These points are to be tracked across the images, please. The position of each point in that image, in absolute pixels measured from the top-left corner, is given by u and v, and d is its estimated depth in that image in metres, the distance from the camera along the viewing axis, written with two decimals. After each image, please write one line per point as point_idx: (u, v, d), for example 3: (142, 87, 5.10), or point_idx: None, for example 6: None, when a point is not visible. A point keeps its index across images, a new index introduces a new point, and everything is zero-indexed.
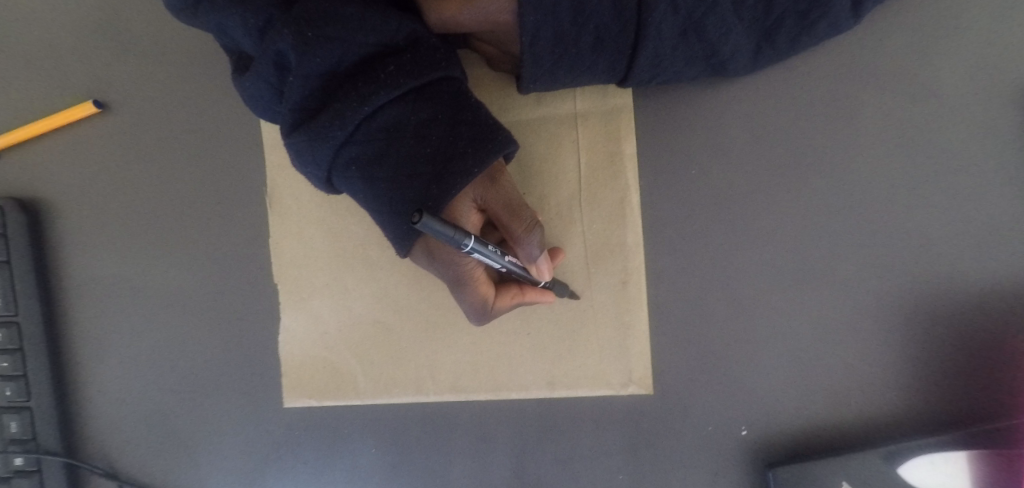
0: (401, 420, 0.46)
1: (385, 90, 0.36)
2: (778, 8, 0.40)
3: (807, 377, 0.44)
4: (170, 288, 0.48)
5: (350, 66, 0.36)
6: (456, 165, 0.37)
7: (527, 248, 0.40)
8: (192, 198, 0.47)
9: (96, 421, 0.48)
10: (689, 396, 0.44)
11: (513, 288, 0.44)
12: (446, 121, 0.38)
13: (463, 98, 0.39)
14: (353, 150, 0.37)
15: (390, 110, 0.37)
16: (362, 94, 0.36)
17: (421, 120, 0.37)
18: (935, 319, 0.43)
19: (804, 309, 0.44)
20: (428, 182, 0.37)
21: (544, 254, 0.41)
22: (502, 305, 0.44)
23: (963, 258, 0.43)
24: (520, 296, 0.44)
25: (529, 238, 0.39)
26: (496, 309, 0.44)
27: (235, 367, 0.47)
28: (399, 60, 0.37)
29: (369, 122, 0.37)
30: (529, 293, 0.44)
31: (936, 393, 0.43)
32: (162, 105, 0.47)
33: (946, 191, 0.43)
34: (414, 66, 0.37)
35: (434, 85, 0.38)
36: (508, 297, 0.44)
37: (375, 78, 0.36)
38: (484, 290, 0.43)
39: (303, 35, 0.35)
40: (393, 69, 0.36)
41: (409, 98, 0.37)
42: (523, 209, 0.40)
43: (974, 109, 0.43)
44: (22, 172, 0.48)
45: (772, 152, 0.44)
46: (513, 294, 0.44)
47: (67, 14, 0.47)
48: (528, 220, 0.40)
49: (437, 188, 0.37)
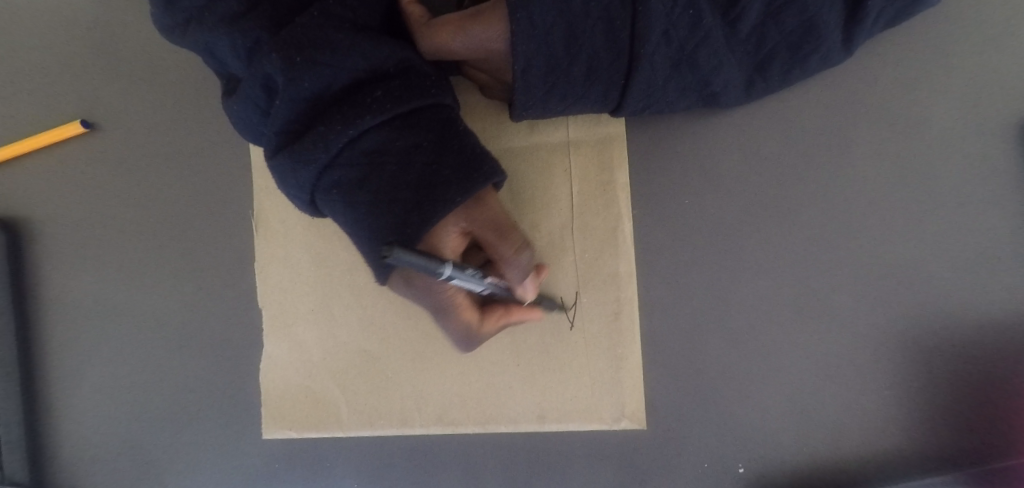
0: (386, 452, 0.45)
1: (370, 116, 0.35)
2: (770, 41, 0.40)
3: (803, 414, 0.43)
4: (150, 312, 0.46)
5: (337, 91, 0.36)
6: (440, 194, 0.36)
7: (514, 272, 0.39)
8: (177, 220, 0.46)
9: (68, 450, 0.46)
10: (683, 432, 0.43)
11: (499, 309, 0.42)
12: (431, 148, 0.36)
13: (452, 126, 0.38)
14: (334, 175, 0.36)
15: (375, 136, 0.36)
16: (346, 119, 0.35)
17: (406, 146, 0.36)
18: (933, 356, 0.42)
19: (799, 345, 0.43)
20: (410, 210, 0.36)
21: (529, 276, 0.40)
22: (488, 329, 0.42)
23: (961, 294, 0.42)
24: (506, 317, 0.42)
25: (516, 261, 0.38)
26: (484, 333, 0.42)
27: (215, 395, 0.46)
28: (387, 85, 0.36)
29: (352, 146, 0.36)
30: (517, 312, 0.42)
31: (936, 432, 0.42)
32: (148, 125, 0.46)
33: (944, 226, 0.43)
34: (402, 92, 0.36)
35: (423, 112, 0.37)
36: (493, 321, 0.42)
37: (361, 103, 0.35)
38: (469, 317, 0.41)
39: (292, 60, 0.34)
40: (380, 95, 0.36)
41: (396, 124, 0.36)
42: (511, 228, 0.39)
43: (969, 142, 0.43)
44: (1, 191, 0.47)
45: (767, 183, 0.44)
46: (499, 316, 0.42)
47: (55, 32, 0.47)
48: (517, 240, 0.39)
49: (419, 217, 0.36)
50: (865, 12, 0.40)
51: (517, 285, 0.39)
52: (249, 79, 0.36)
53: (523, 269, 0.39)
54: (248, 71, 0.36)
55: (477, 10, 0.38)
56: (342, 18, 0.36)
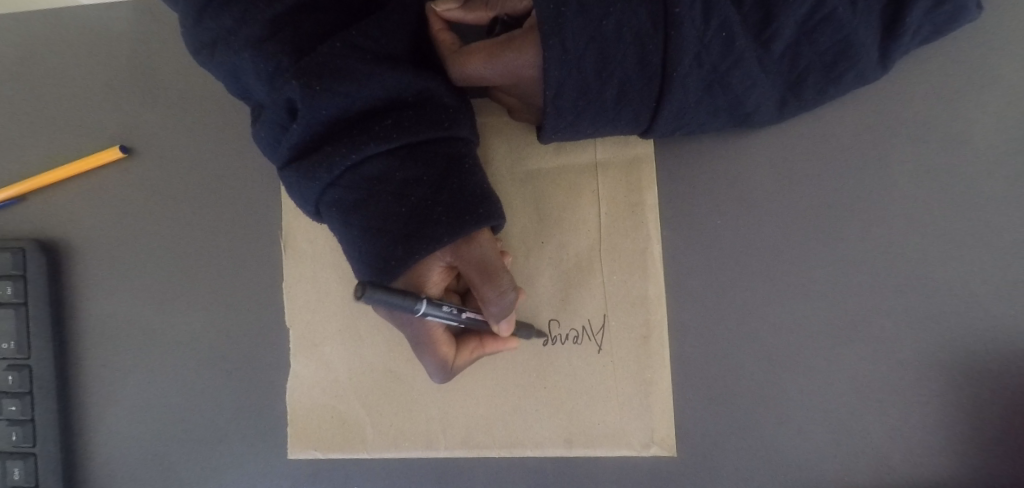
0: (410, 473, 0.45)
1: (377, 143, 0.36)
2: (804, 60, 0.39)
3: (840, 444, 0.41)
4: (181, 331, 0.47)
5: (352, 116, 0.37)
6: (430, 230, 0.37)
7: (493, 312, 0.39)
8: (209, 241, 0.47)
9: (99, 468, 0.47)
10: (714, 458, 0.42)
11: (472, 341, 0.43)
12: (432, 183, 0.37)
13: (457, 163, 0.38)
14: (334, 193, 0.38)
15: (378, 162, 0.37)
16: (353, 144, 0.36)
17: (408, 177, 0.37)
18: (978, 383, 0.40)
19: (835, 370, 0.42)
20: (399, 241, 0.37)
21: (508, 317, 0.39)
22: (462, 360, 0.43)
23: (1007, 317, 0.41)
24: (480, 349, 0.43)
25: (498, 299, 0.38)
26: (460, 365, 0.43)
27: (244, 415, 0.46)
28: (399, 115, 0.37)
29: (354, 169, 0.37)
30: (490, 344, 0.43)
31: (981, 463, 0.40)
32: (183, 149, 0.47)
33: (989, 246, 0.41)
34: (413, 123, 0.37)
35: (432, 144, 0.38)
36: (467, 352, 0.43)
37: (371, 132, 0.36)
38: (445, 350, 0.42)
39: (311, 86, 0.35)
40: (390, 124, 0.36)
41: (401, 153, 0.37)
42: (495, 269, 0.38)
43: (1012, 159, 0.42)
44: (42, 214, 0.48)
45: (800, 203, 0.43)
46: (472, 348, 0.43)
47: (96, 59, 0.48)
48: (501, 283, 0.38)
49: (406, 248, 0.37)
50: (901, 28, 0.39)
51: (496, 323, 0.39)
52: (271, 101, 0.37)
53: (502, 310, 0.39)
54: (271, 93, 0.37)
55: (509, 36, 0.38)
56: (364, 47, 0.36)
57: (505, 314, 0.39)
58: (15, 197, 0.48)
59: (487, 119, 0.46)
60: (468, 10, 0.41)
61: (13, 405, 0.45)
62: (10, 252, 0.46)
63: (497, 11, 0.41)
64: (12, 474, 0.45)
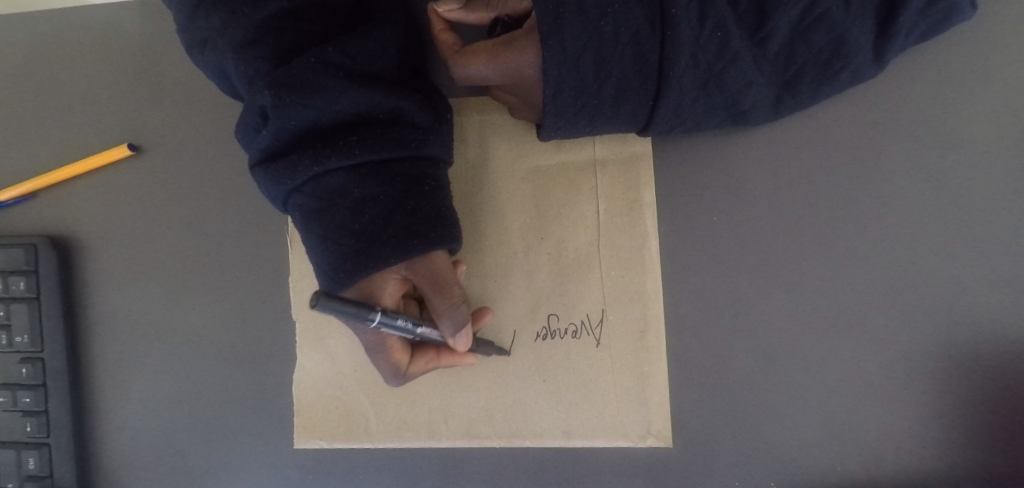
0: (413, 464, 0.46)
1: (337, 157, 0.37)
2: (799, 59, 0.40)
3: (833, 435, 0.42)
4: (189, 324, 0.48)
5: (320, 128, 0.38)
6: (382, 248, 0.38)
7: (446, 326, 0.40)
8: (215, 237, 0.48)
9: (110, 458, 0.48)
10: (710, 450, 0.43)
11: (429, 351, 0.44)
12: (389, 202, 0.38)
13: (417, 184, 0.39)
14: (297, 200, 0.39)
15: (340, 175, 0.37)
16: (316, 157, 0.37)
17: (366, 195, 0.38)
18: (968, 375, 0.41)
19: (828, 363, 0.43)
20: (352, 254, 0.38)
21: (464, 331, 0.41)
22: (416, 368, 0.44)
23: (994, 311, 0.42)
24: (436, 360, 0.44)
25: (451, 313, 0.40)
26: (413, 372, 0.44)
27: (250, 406, 0.47)
28: (365, 132, 0.38)
29: (317, 179, 0.38)
30: (446, 358, 0.44)
31: (971, 453, 0.41)
32: (189, 147, 0.48)
33: (982, 243, 0.42)
34: (377, 141, 0.38)
35: (395, 162, 0.38)
36: (422, 362, 0.44)
37: (334, 145, 0.37)
38: (399, 357, 0.43)
39: (281, 97, 0.36)
40: (354, 140, 0.37)
41: (363, 169, 0.38)
42: (448, 284, 0.40)
43: (1002, 156, 0.42)
44: (52, 210, 0.49)
45: (795, 200, 0.43)
46: (427, 358, 0.44)
47: (103, 58, 0.49)
48: (454, 297, 0.40)
49: (356, 263, 0.38)
50: (895, 28, 0.39)
51: (450, 337, 0.41)
52: (247, 103, 0.38)
53: (454, 324, 0.40)
54: (247, 96, 0.38)
55: (509, 37, 0.39)
56: (339, 65, 0.37)
57: (461, 328, 0.41)
58: (26, 194, 0.49)
59: (487, 117, 0.47)
60: (468, 10, 0.42)
61: (27, 397, 0.47)
62: (22, 248, 0.47)
63: (497, 12, 0.42)
64: (27, 463, 0.46)
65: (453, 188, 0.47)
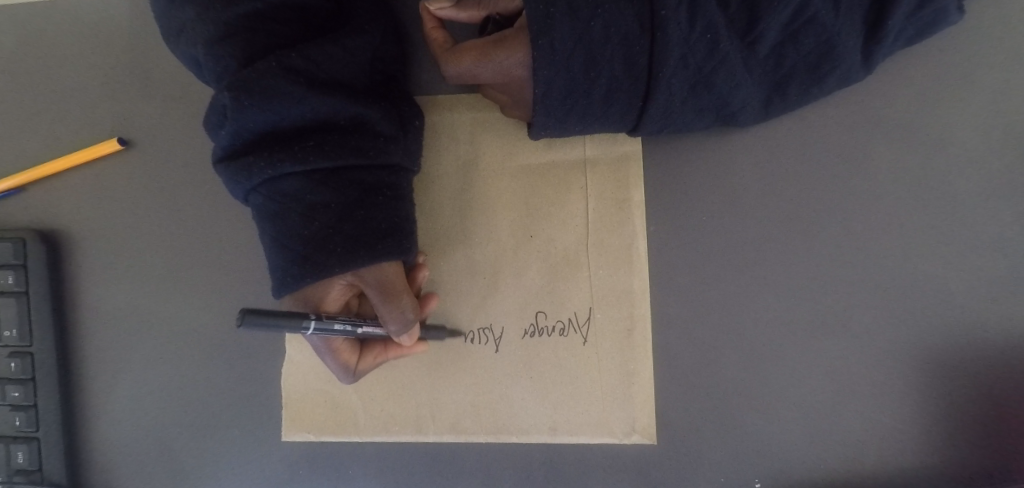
0: (401, 458, 0.46)
1: (292, 162, 0.37)
2: (789, 61, 0.40)
3: (816, 433, 0.43)
4: (177, 319, 0.48)
5: (279, 132, 0.38)
6: (330, 256, 0.38)
7: (394, 330, 0.41)
8: (203, 231, 0.48)
9: (98, 452, 0.48)
10: (696, 448, 0.44)
11: (378, 346, 0.45)
12: (341, 211, 0.38)
13: (373, 193, 0.39)
14: (255, 199, 0.39)
15: (295, 180, 0.38)
16: (270, 160, 0.37)
17: (319, 201, 0.38)
18: (948, 374, 0.42)
19: (811, 362, 0.43)
20: (300, 259, 0.38)
21: (410, 333, 0.42)
22: (366, 364, 0.45)
23: (974, 312, 0.42)
24: (384, 353, 0.45)
25: (398, 317, 0.40)
26: (363, 368, 0.45)
27: (239, 400, 0.48)
28: (323, 138, 0.38)
29: (272, 182, 0.38)
30: (394, 349, 0.45)
31: (949, 451, 0.42)
32: (178, 141, 0.48)
33: (966, 245, 0.43)
34: (334, 149, 0.37)
35: (352, 170, 0.39)
36: (371, 357, 0.45)
37: (290, 150, 0.37)
38: (346, 356, 0.44)
39: (241, 100, 0.36)
40: (309, 146, 0.37)
41: (318, 176, 0.38)
42: (397, 292, 0.40)
43: (985, 159, 0.43)
44: (40, 204, 0.49)
45: (781, 201, 0.44)
46: (376, 354, 0.45)
47: (92, 52, 0.49)
48: (402, 303, 0.41)
49: (304, 268, 0.38)
50: (883, 31, 0.40)
51: (399, 337, 0.42)
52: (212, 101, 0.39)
53: (401, 327, 0.41)
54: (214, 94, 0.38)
55: (500, 36, 0.39)
56: (302, 70, 0.37)
57: (408, 330, 0.41)
58: (14, 188, 0.49)
59: (479, 114, 0.47)
60: (460, 9, 0.42)
61: (17, 392, 0.47)
62: (11, 243, 0.47)
63: (489, 10, 0.42)
64: (16, 457, 0.47)
65: (444, 185, 0.47)
